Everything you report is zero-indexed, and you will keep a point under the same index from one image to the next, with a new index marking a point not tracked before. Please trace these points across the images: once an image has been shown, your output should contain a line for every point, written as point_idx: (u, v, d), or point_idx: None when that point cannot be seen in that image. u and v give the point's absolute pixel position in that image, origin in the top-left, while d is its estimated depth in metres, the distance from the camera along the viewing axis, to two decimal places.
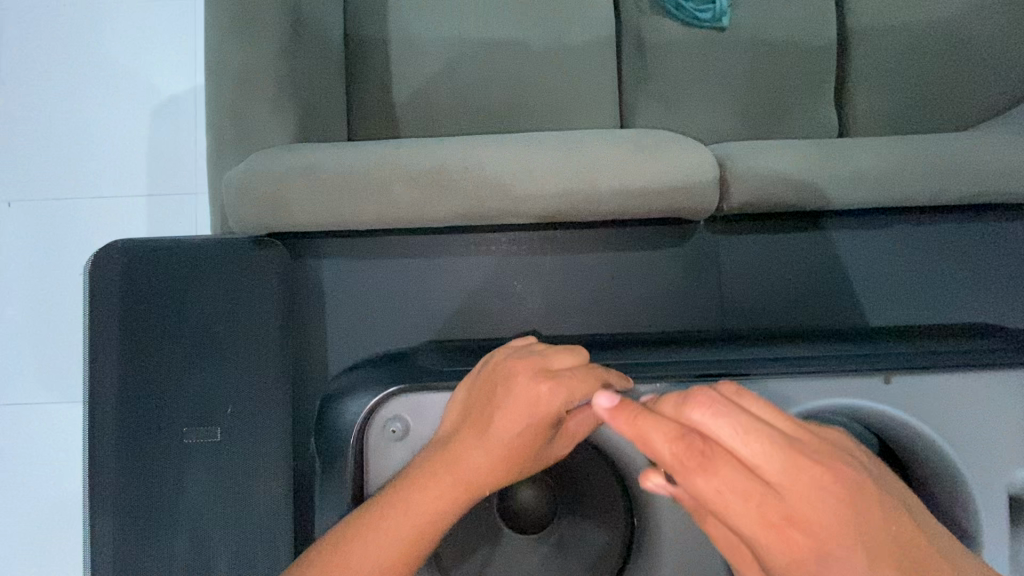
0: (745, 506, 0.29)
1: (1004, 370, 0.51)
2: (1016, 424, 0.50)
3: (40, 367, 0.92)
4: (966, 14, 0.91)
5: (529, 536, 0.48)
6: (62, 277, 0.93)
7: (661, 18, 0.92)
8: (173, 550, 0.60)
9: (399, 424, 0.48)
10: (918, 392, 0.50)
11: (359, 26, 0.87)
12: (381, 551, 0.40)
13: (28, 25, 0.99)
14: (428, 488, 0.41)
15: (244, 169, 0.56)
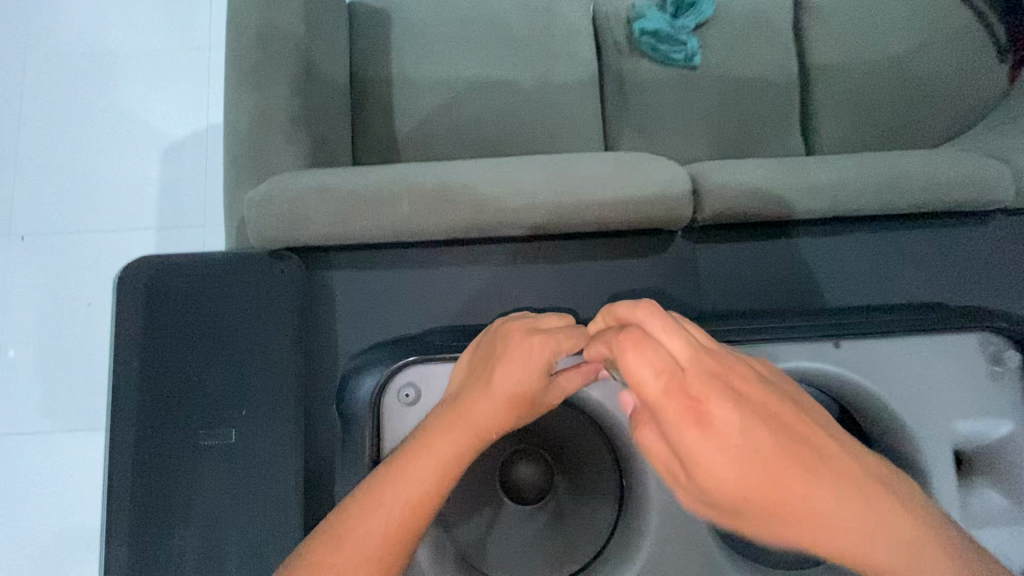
0: (657, 382, 0.30)
1: (950, 335, 0.53)
2: (963, 384, 0.52)
3: (78, 401, 1.15)
4: (910, 54, 1.02)
5: (530, 505, 0.51)
6: (98, 323, 1.18)
7: (639, 58, 1.02)
8: (183, 550, 0.59)
9: (411, 391, 0.52)
10: (869, 356, 0.53)
11: (366, 73, 0.98)
12: (382, 522, 0.37)
13: (79, 97, 1.28)
14: (431, 448, 0.39)
15: (265, 189, 0.63)
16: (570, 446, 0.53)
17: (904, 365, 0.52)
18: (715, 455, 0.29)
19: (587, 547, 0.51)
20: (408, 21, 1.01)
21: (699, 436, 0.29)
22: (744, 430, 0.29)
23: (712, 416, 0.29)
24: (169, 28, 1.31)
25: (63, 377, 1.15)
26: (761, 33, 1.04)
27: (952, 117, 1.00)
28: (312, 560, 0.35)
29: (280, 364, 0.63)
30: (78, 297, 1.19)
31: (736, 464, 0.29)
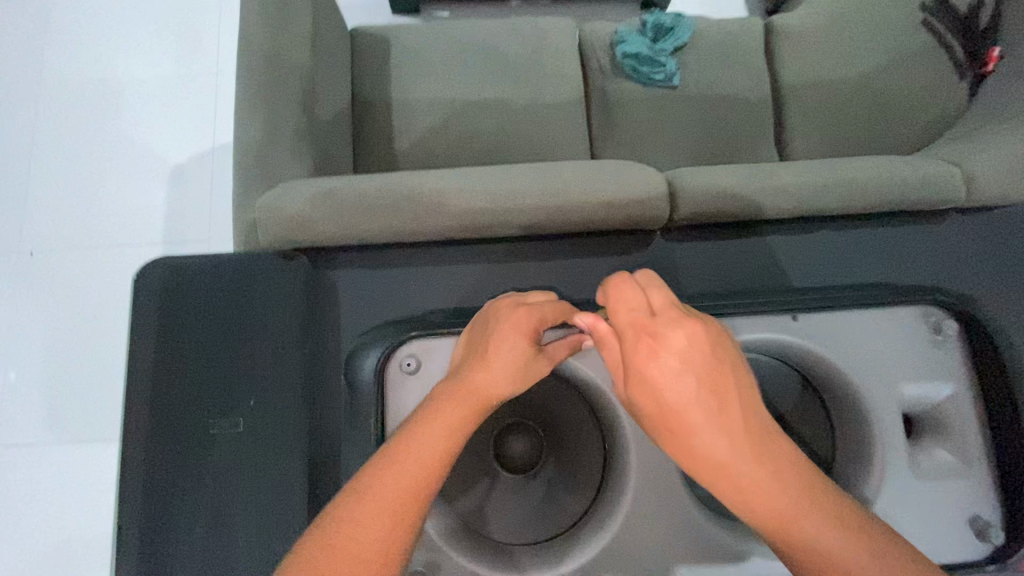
0: (628, 318, 0.36)
1: (891, 310, 0.63)
2: (902, 357, 0.61)
3: (95, 410, 1.18)
4: (875, 73, 1.09)
5: (519, 476, 0.59)
6: (115, 334, 1.22)
7: (622, 79, 1.09)
8: (193, 534, 0.63)
9: (411, 362, 0.65)
10: (823, 326, 0.62)
11: (367, 95, 1.04)
12: (399, 486, 0.38)
13: (93, 122, 1.34)
14: (439, 414, 0.41)
15: (275, 194, 0.69)
16: (557, 416, 0.61)
17: (856, 334, 0.62)
18: (659, 369, 0.34)
19: (575, 506, 0.59)
20: (406, 47, 1.08)
21: (649, 355, 0.34)
22: (688, 360, 0.34)
23: (664, 347, 0.34)
24: (179, 56, 1.38)
25: (80, 387, 1.19)
26: (735, 56, 1.12)
27: (916, 130, 1.07)
28: (334, 528, 0.37)
29: (287, 357, 0.67)
30: (93, 310, 1.23)
31: (675, 382, 0.34)
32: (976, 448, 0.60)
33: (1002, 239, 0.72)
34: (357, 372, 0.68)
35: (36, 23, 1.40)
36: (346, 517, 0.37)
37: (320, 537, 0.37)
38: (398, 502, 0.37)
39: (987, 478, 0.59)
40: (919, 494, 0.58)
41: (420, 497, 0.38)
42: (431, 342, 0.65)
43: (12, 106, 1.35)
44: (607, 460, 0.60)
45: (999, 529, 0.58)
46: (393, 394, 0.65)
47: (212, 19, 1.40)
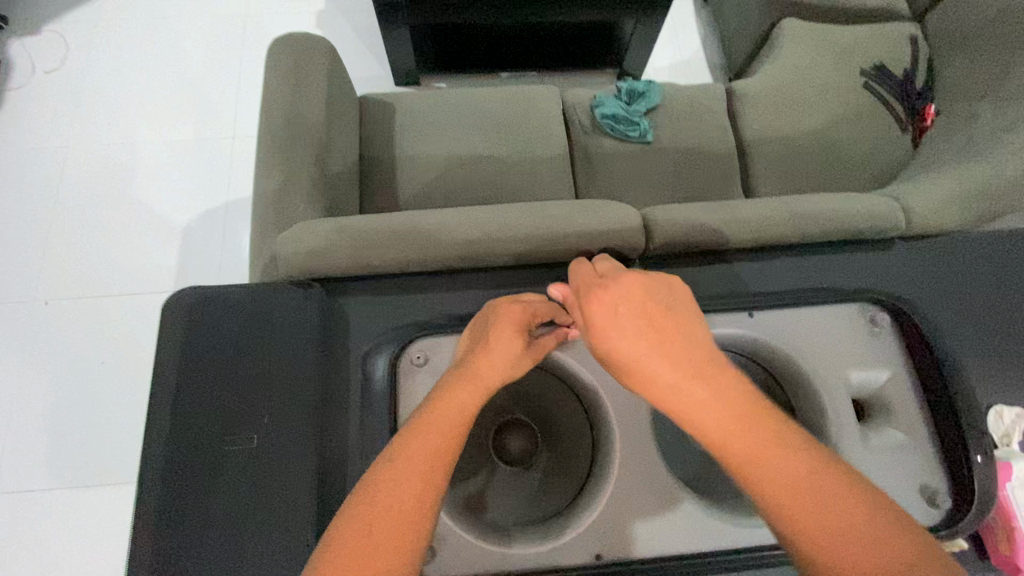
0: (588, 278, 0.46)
1: (841, 308, 0.72)
2: (854, 349, 0.70)
3: (113, 455, 1.22)
4: (828, 126, 1.23)
5: (515, 468, 0.66)
6: (134, 379, 1.27)
7: (602, 136, 1.22)
8: (204, 552, 0.63)
9: (421, 356, 0.72)
10: (777, 323, 0.71)
11: (373, 152, 1.16)
12: (426, 454, 0.45)
13: (115, 184, 1.45)
14: (454, 395, 0.48)
15: (296, 230, 0.78)
16: (549, 413, 0.68)
17: (804, 329, 0.71)
18: (603, 311, 0.42)
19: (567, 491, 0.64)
20: (408, 111, 1.21)
21: (594, 300, 0.42)
22: (626, 300, 0.42)
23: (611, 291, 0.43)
24: (198, 124, 1.51)
25: (99, 433, 1.23)
26: (702, 114, 1.25)
27: (866, 176, 1.20)
28: (370, 496, 0.43)
29: (302, 374, 0.70)
30: (112, 357, 1.29)
31: (614, 321, 0.42)
32: (921, 426, 0.66)
33: (957, 259, 0.78)
34: (366, 374, 0.72)
35: (68, 97, 1.54)
36: (382, 480, 0.44)
37: (361, 499, 0.43)
38: (424, 469, 0.44)
39: (933, 452, 0.65)
40: (876, 472, 0.64)
41: (439, 461, 0.45)
42: (437, 340, 0.73)
43: (42, 171, 1.46)
44: (596, 449, 0.66)
45: (947, 495, 0.64)
46: (404, 387, 0.71)
47: (229, 91, 1.55)
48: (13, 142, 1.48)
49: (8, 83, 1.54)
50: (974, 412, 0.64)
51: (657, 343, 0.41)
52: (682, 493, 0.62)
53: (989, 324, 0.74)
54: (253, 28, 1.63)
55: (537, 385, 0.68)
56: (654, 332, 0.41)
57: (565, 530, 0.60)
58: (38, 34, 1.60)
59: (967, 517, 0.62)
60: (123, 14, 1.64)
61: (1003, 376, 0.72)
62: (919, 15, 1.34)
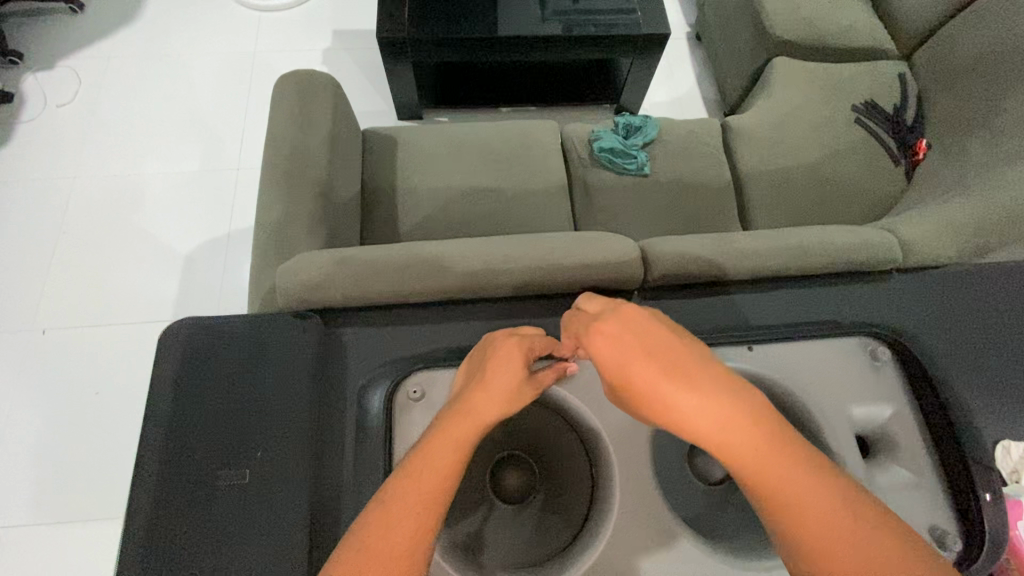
0: (586, 317, 0.47)
1: (840, 341, 0.72)
2: (856, 381, 0.69)
3: (105, 488, 1.19)
4: (822, 160, 1.25)
5: (512, 505, 0.64)
6: (129, 409, 1.26)
7: (600, 169, 1.24)
8: None
9: (417, 390, 0.71)
10: (776, 356, 0.70)
11: (375, 185, 1.18)
12: (420, 494, 0.44)
13: (118, 213, 1.47)
14: (450, 431, 0.47)
15: (296, 261, 0.79)
16: (548, 447, 0.67)
17: (803, 363, 0.70)
18: (610, 342, 0.43)
19: (567, 529, 0.63)
20: (410, 144, 1.23)
21: (596, 333, 0.44)
22: (631, 331, 0.43)
23: (605, 326, 0.44)
24: (204, 157, 1.54)
25: (88, 467, 1.21)
26: (699, 148, 1.27)
27: (863, 210, 1.21)
28: (365, 539, 0.42)
29: (296, 409, 0.68)
30: (105, 388, 1.27)
31: (623, 350, 0.43)
32: (926, 463, 0.65)
33: (956, 290, 0.78)
34: (363, 408, 0.71)
35: (76, 129, 1.57)
36: (377, 521, 0.43)
37: (356, 542, 0.42)
38: (418, 511, 0.43)
39: (938, 489, 0.64)
40: None
41: (436, 502, 0.44)
42: (434, 372, 0.72)
43: (47, 202, 1.48)
44: (594, 487, 0.65)
45: (957, 537, 0.62)
46: (399, 422, 0.70)
47: (236, 126, 1.58)
48: (19, 174, 1.50)
49: (20, 116, 1.58)
50: (978, 447, 0.63)
51: (673, 368, 0.41)
52: (682, 529, 0.60)
53: (993, 356, 0.74)
54: (261, 65, 1.67)
55: (535, 421, 0.67)
56: (669, 360, 0.42)
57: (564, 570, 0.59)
58: (51, 70, 1.64)
59: (978, 560, 0.60)
60: (134, 51, 1.68)
61: (1006, 411, 0.70)
62: (907, 53, 1.38)
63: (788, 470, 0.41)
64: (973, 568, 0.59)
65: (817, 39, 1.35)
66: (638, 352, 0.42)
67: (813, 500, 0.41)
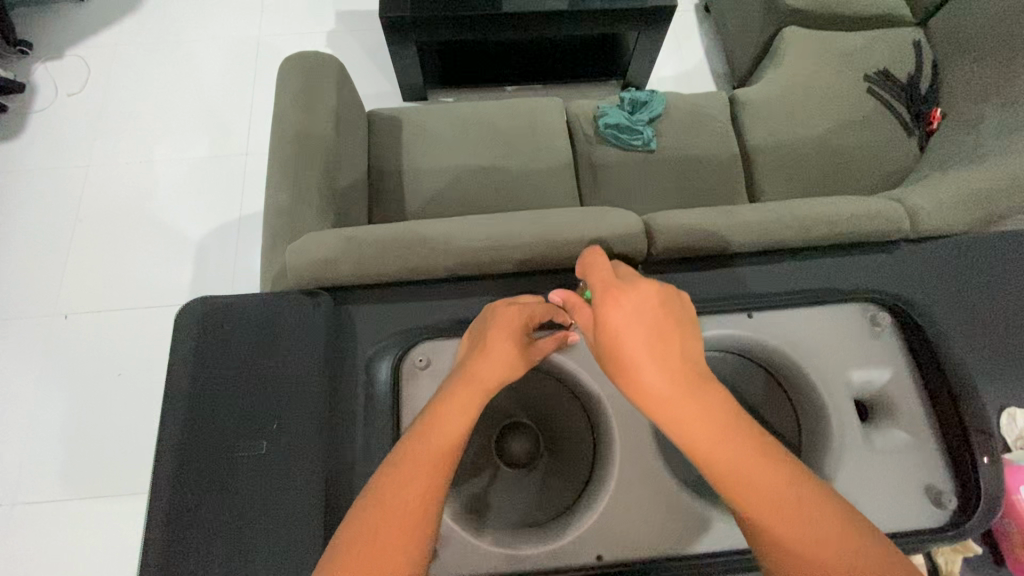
0: (604, 280, 0.49)
1: (843, 307, 0.72)
2: (858, 348, 0.70)
3: (130, 465, 1.24)
4: (832, 132, 1.23)
5: (516, 469, 0.67)
6: (149, 388, 1.30)
7: (605, 145, 1.23)
8: (212, 554, 0.63)
9: (424, 358, 0.73)
10: (777, 321, 0.71)
11: (381, 166, 1.19)
12: (430, 461, 0.45)
13: (131, 198, 1.50)
14: (457, 399, 0.49)
15: (304, 240, 0.81)
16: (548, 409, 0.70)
17: (804, 327, 0.71)
18: (620, 317, 0.45)
19: (568, 491, 0.66)
20: (415, 125, 1.24)
21: (610, 303, 0.46)
22: (641, 312, 0.45)
23: (622, 296, 0.46)
24: (213, 142, 1.55)
25: (112, 445, 1.25)
26: (705, 123, 1.26)
27: (872, 183, 1.20)
28: (377, 503, 0.44)
29: (309, 383, 0.70)
30: (126, 369, 1.32)
31: (629, 324, 0.45)
32: (925, 424, 0.66)
33: (967, 260, 0.77)
34: (369, 378, 0.73)
35: (89, 118, 1.59)
36: (389, 486, 0.44)
37: (369, 504, 0.44)
38: (427, 476, 0.45)
39: (936, 449, 0.65)
40: (879, 471, 0.64)
41: (444, 467, 0.46)
42: (438, 343, 0.74)
43: (63, 190, 1.51)
44: (596, 452, 0.66)
45: (953, 495, 0.63)
46: (407, 389, 0.72)
47: (243, 110, 1.59)
48: (33, 163, 1.54)
49: (32, 105, 1.60)
50: (975, 409, 0.64)
51: (660, 355, 0.44)
52: (684, 493, 0.62)
53: (999, 326, 0.73)
54: (268, 49, 1.68)
55: (539, 389, 0.70)
56: (662, 347, 0.44)
57: (565, 531, 0.60)
58: (61, 59, 1.66)
59: (973, 518, 0.61)
60: (141, 38, 1.70)
61: (1004, 379, 0.71)
62: (922, 21, 1.35)
63: (744, 446, 0.44)
64: (966, 525, 0.61)
65: (829, 8, 1.31)
66: (640, 327, 0.44)
67: (757, 471, 0.43)
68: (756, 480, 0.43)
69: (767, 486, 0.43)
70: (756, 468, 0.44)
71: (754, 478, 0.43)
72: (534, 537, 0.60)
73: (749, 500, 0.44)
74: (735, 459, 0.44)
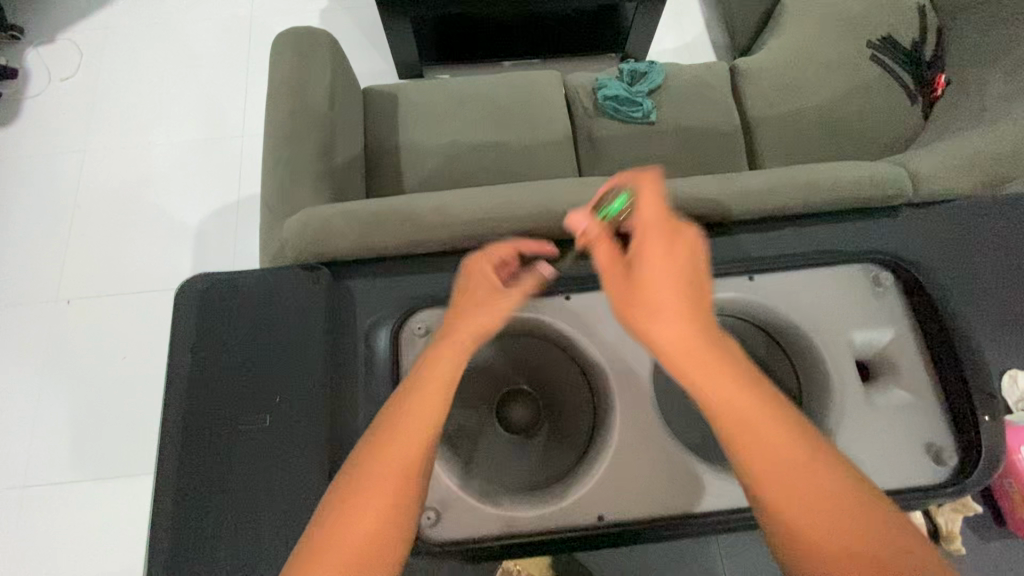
0: (655, 216, 0.52)
1: (844, 269, 0.71)
2: (857, 309, 0.69)
3: (138, 447, 1.26)
4: (835, 100, 1.21)
5: (514, 435, 0.68)
6: (153, 371, 1.31)
7: (605, 118, 1.22)
8: (219, 525, 0.64)
9: (423, 326, 0.73)
10: (777, 283, 0.71)
11: (378, 144, 1.18)
12: (426, 407, 0.49)
13: (128, 183, 1.49)
14: (447, 351, 0.53)
15: (301, 217, 0.80)
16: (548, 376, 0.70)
17: (803, 289, 0.70)
18: (657, 258, 0.49)
19: (570, 456, 0.66)
20: (411, 101, 1.22)
21: (649, 245, 0.50)
22: (673, 257, 0.50)
23: (670, 241, 0.50)
24: (208, 125, 1.54)
25: (118, 428, 1.27)
26: (705, 94, 1.24)
27: (875, 151, 1.18)
28: (380, 446, 0.48)
29: (311, 357, 0.71)
30: (130, 353, 1.32)
31: (663, 265, 0.49)
32: (927, 382, 0.66)
33: (973, 223, 0.76)
34: (369, 349, 0.73)
35: (84, 102, 1.58)
36: (390, 430, 0.48)
37: (372, 449, 0.48)
38: (426, 421, 0.49)
39: (938, 408, 0.65)
40: (880, 431, 0.64)
41: (439, 412, 0.50)
42: (437, 311, 0.74)
43: (61, 175, 1.50)
44: (595, 417, 0.67)
45: (954, 452, 0.63)
46: (406, 358, 0.72)
47: (237, 91, 1.57)
48: (29, 149, 1.52)
49: (26, 91, 1.59)
50: (976, 367, 0.63)
51: (680, 297, 0.48)
52: (685, 455, 0.62)
53: (1003, 288, 0.73)
54: (261, 29, 1.65)
55: (539, 355, 0.70)
56: (684, 291, 0.48)
57: (565, 494, 0.61)
58: (53, 43, 1.64)
59: (974, 474, 0.61)
60: (133, 20, 1.67)
61: (1007, 341, 0.71)
62: None
63: (747, 399, 0.45)
64: (968, 481, 0.61)
65: None
66: (673, 268, 0.49)
67: (761, 424, 0.44)
68: (759, 432, 0.44)
69: (770, 440, 0.44)
70: (760, 422, 0.44)
71: (757, 430, 0.44)
72: (535, 499, 0.62)
73: (749, 452, 0.44)
74: (739, 409, 0.44)
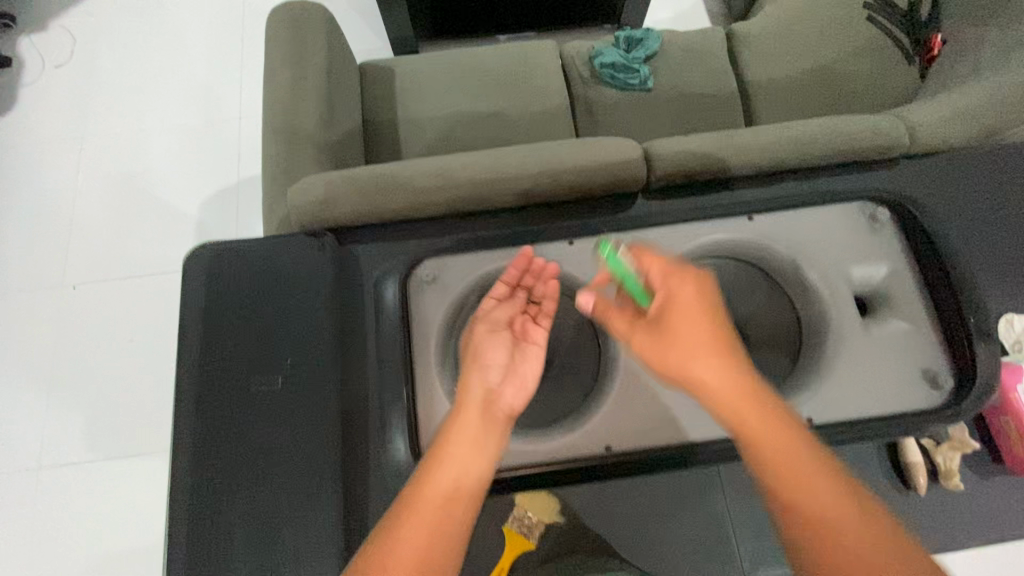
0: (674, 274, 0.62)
1: (840, 213, 0.73)
2: (854, 248, 0.71)
3: (149, 426, 1.28)
4: (830, 61, 1.21)
5: None
6: (161, 353, 1.33)
7: (601, 86, 1.22)
8: (237, 481, 0.66)
9: (430, 274, 0.74)
10: (774, 224, 0.73)
11: (376, 119, 1.18)
12: (455, 462, 0.56)
13: (127, 169, 1.49)
14: (468, 412, 0.59)
15: (302, 182, 0.80)
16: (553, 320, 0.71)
17: (802, 231, 0.72)
18: (689, 301, 0.59)
19: (574, 399, 0.68)
20: (407, 76, 1.22)
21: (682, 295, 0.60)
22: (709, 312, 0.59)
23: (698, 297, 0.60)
24: (204, 109, 1.54)
25: (129, 409, 1.29)
26: (701, 59, 1.24)
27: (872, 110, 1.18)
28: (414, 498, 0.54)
29: (319, 319, 0.72)
30: (137, 336, 1.34)
31: (698, 316, 0.59)
32: (925, 317, 0.68)
33: (968, 170, 0.78)
34: (378, 300, 0.75)
35: (79, 90, 1.58)
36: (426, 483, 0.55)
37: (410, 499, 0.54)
38: (454, 474, 0.56)
39: (935, 340, 0.67)
40: (875, 367, 0.66)
41: (467, 466, 0.56)
42: (444, 261, 0.75)
43: (60, 163, 1.50)
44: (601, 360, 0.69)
45: (949, 375, 0.65)
46: (415, 306, 0.73)
47: (232, 74, 1.57)
48: (27, 139, 1.53)
49: (21, 80, 1.58)
50: (973, 303, 0.65)
51: (719, 352, 0.58)
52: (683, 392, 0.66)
53: (994, 230, 0.75)
54: (253, 11, 1.64)
55: None
56: (722, 344, 0.58)
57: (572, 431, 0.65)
58: (45, 32, 1.63)
59: (967, 398, 0.63)
60: (123, 6, 1.66)
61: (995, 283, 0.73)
62: None
63: (786, 439, 0.53)
64: (962, 408, 0.63)
65: None
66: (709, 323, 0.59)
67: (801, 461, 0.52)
68: (794, 462, 0.52)
69: (804, 470, 0.52)
70: (793, 454, 0.52)
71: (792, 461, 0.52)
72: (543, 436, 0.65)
73: (786, 477, 0.52)
74: (780, 446, 0.53)
